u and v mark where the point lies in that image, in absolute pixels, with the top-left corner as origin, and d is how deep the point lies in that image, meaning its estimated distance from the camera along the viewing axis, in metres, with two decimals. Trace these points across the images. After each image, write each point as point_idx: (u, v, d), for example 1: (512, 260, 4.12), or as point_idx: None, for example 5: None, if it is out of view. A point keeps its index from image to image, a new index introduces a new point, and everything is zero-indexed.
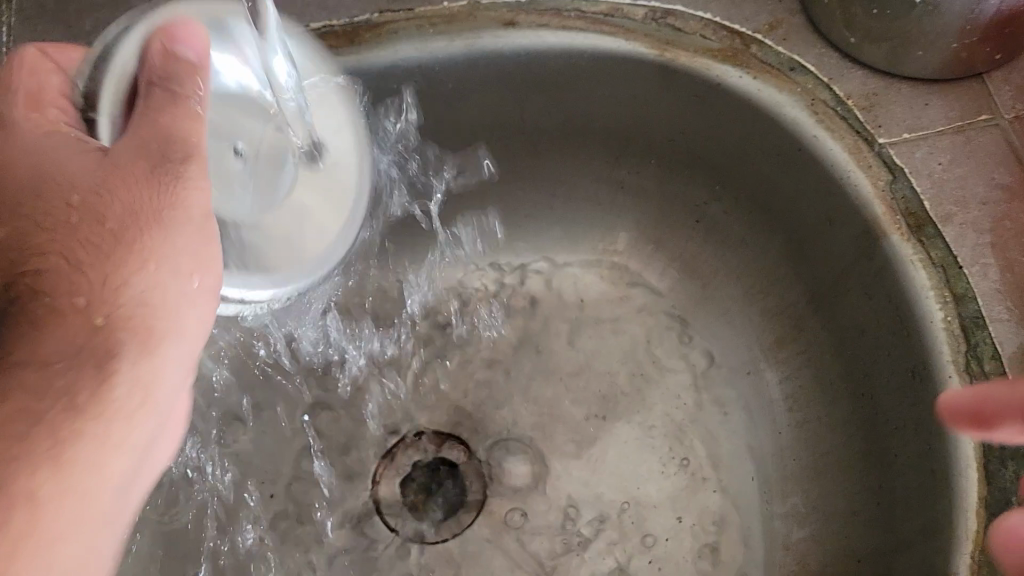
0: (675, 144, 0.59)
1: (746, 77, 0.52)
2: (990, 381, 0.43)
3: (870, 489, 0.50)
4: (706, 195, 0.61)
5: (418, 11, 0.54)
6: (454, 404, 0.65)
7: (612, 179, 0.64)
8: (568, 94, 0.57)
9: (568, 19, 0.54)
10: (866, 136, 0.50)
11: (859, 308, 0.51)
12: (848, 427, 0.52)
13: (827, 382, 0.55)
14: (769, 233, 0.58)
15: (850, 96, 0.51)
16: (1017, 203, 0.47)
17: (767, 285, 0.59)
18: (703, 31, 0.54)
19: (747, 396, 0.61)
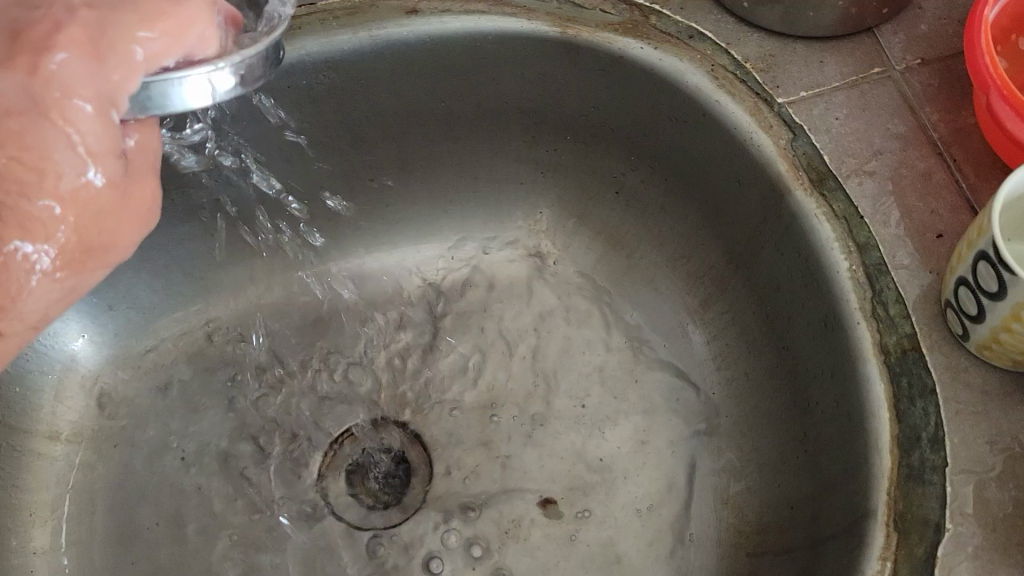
0: (589, 118, 0.60)
1: (648, 47, 0.53)
2: (895, 324, 0.44)
3: (798, 438, 0.51)
4: (623, 165, 0.62)
5: (322, 5, 0.55)
6: (394, 394, 0.66)
7: (532, 158, 0.64)
8: (478, 78, 0.58)
9: (470, 3, 0.55)
10: (765, 97, 0.51)
11: (774, 265, 0.52)
12: (773, 378, 0.54)
13: (752, 339, 0.56)
14: (686, 198, 0.59)
15: (748, 59, 0.52)
16: (913, 150, 0.49)
17: (689, 248, 0.61)
18: (603, 5, 0.55)
19: (678, 359, 0.62)
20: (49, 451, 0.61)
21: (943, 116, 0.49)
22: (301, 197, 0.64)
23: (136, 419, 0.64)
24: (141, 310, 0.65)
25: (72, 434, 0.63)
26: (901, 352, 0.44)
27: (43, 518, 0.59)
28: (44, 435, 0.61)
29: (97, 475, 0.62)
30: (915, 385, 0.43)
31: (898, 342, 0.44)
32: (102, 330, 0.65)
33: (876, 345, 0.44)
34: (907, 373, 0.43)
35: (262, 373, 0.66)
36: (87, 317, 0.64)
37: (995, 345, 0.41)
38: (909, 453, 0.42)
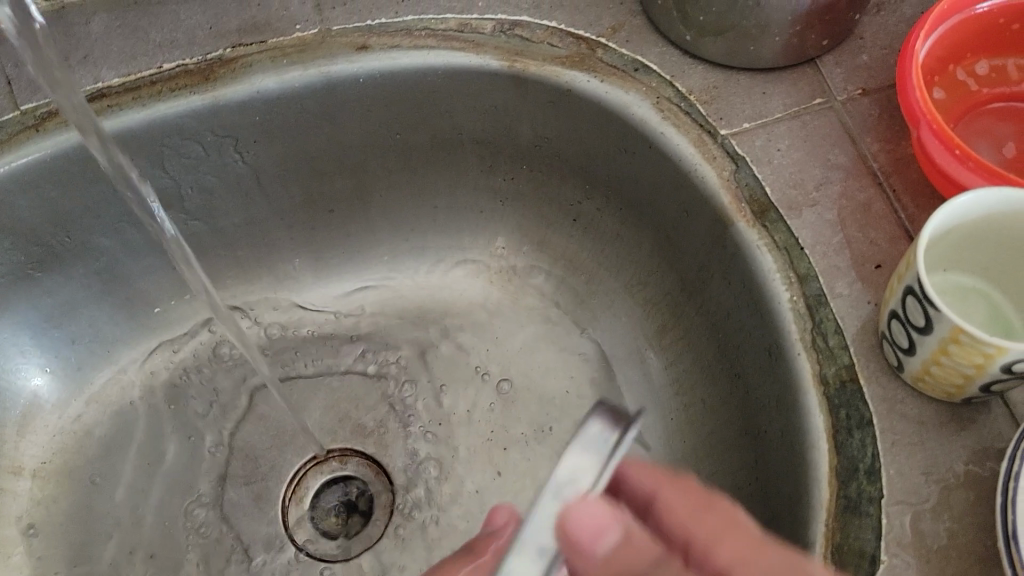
0: (542, 148, 0.60)
1: (594, 81, 0.54)
2: (834, 355, 0.45)
3: (748, 465, 0.52)
4: (579, 194, 0.62)
5: (272, 42, 0.55)
6: (356, 423, 0.66)
7: (490, 187, 0.65)
8: (431, 112, 0.59)
9: (420, 38, 0.56)
10: (709, 129, 0.52)
11: (722, 294, 0.53)
12: (726, 406, 0.55)
13: (705, 366, 0.57)
14: (640, 227, 0.60)
15: (692, 91, 0.53)
16: (853, 181, 0.49)
17: (645, 275, 0.61)
18: (550, 39, 0.56)
19: (637, 384, 0.63)
20: (12, 486, 0.62)
21: (884, 146, 0.50)
22: (260, 229, 0.65)
23: (98, 452, 0.64)
24: (102, 343, 0.66)
25: (36, 469, 0.63)
26: (840, 383, 0.44)
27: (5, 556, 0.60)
28: (7, 469, 0.62)
29: (60, 508, 0.62)
30: (853, 417, 0.44)
31: (838, 373, 0.45)
32: (63, 363, 0.65)
33: (816, 376, 0.45)
34: (845, 405, 0.44)
35: (223, 404, 0.66)
36: (47, 352, 0.64)
37: (927, 377, 0.41)
38: (847, 485, 0.42)
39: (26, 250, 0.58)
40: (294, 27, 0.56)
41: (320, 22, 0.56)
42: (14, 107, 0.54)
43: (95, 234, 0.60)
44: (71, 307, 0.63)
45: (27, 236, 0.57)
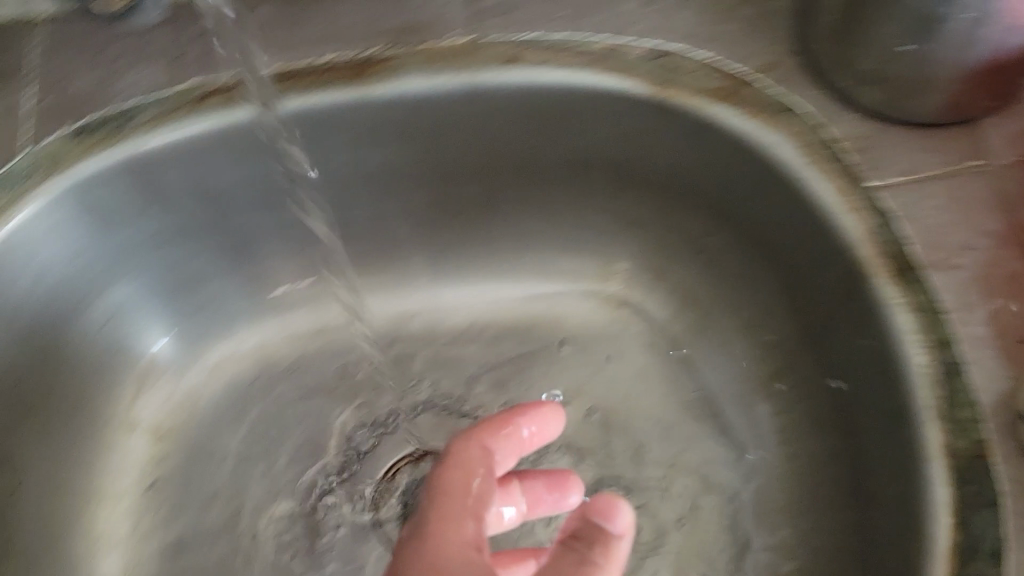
0: (675, 179, 0.60)
1: (741, 117, 0.53)
2: (966, 428, 0.43)
3: (853, 527, 0.50)
4: (705, 228, 0.61)
5: (425, 46, 0.57)
6: (454, 425, 0.67)
7: (616, 211, 0.65)
8: (570, 130, 0.59)
9: (569, 56, 0.56)
10: (856, 178, 0.50)
11: (847, 346, 0.51)
12: (836, 463, 0.53)
13: (817, 419, 0.55)
14: (764, 269, 0.58)
15: (844, 138, 0.52)
16: (1005, 250, 0.48)
17: (763, 318, 0.60)
18: (702, 70, 0.55)
19: (742, 427, 0.62)
20: (125, 441, 0.65)
21: None
22: (386, 226, 0.66)
23: (207, 418, 0.67)
24: (225, 315, 0.68)
25: (150, 427, 0.66)
26: (969, 457, 0.42)
27: (111, 506, 0.63)
28: (122, 425, 0.65)
29: (167, 468, 0.65)
30: (979, 494, 0.41)
31: (967, 448, 0.42)
32: (186, 331, 0.67)
33: (944, 447, 0.43)
34: (973, 481, 0.42)
35: (329, 390, 0.68)
36: (173, 318, 0.66)
37: None
38: (966, 565, 0.40)
39: (169, 219, 0.61)
40: (449, 33, 0.57)
41: (475, 31, 0.57)
42: (173, 85, 0.56)
43: (234, 211, 0.62)
44: (200, 278, 0.65)
45: (172, 206, 0.60)
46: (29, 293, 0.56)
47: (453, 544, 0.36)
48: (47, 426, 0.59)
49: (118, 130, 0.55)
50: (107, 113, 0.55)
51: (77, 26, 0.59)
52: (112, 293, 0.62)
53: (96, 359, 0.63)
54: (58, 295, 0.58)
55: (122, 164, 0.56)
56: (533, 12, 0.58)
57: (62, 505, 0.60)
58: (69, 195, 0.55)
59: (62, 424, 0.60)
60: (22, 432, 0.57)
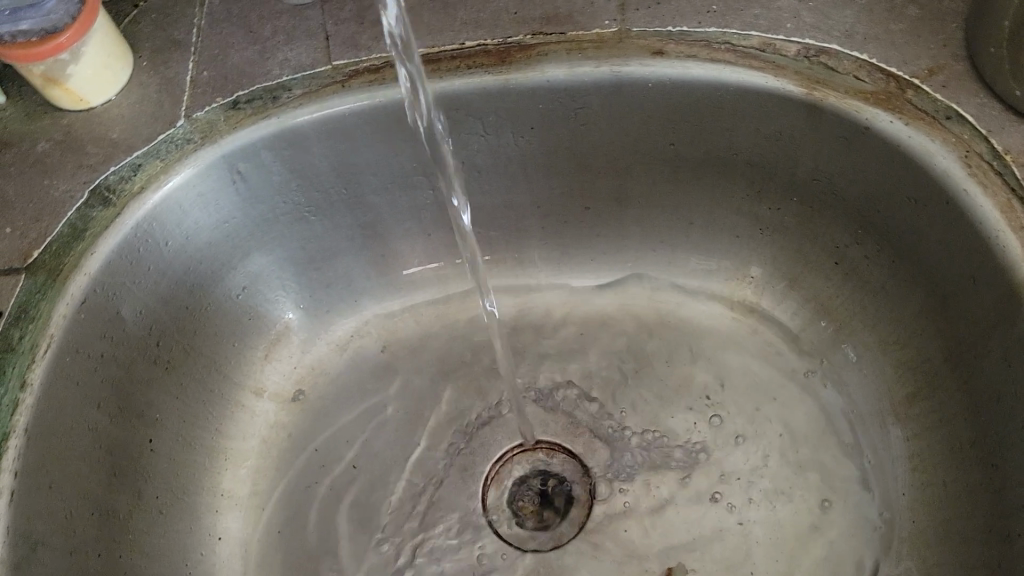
0: (820, 184, 0.57)
1: (898, 122, 0.51)
2: None
3: (990, 567, 0.47)
4: (848, 237, 0.59)
5: (570, 35, 0.56)
6: (569, 419, 0.66)
7: (753, 214, 0.63)
8: (711, 127, 0.57)
9: (719, 51, 0.55)
10: (1021, 194, 0.47)
11: (998, 373, 0.48)
12: (973, 496, 0.50)
13: (956, 447, 0.52)
14: (911, 284, 0.55)
15: (1009, 151, 0.48)
16: None
17: (904, 336, 0.57)
18: (857, 71, 0.53)
19: (872, 449, 0.58)
20: (253, 405, 0.67)
21: None
22: (517, 214, 0.66)
23: (330, 389, 0.69)
24: (353, 290, 0.70)
25: (275, 393, 0.68)
26: None
27: (235, 467, 0.65)
28: (251, 389, 0.67)
29: (289, 434, 0.67)
30: None
31: None
32: (316, 302, 0.70)
33: None
34: None
35: (449, 371, 0.69)
36: (305, 290, 0.69)
37: None
38: None
39: (309, 193, 0.63)
40: (595, 24, 0.56)
41: (620, 21, 0.56)
42: (328, 61, 0.58)
43: (370, 189, 0.63)
44: (333, 253, 0.67)
45: (314, 180, 0.62)
46: (176, 253, 0.59)
47: None
48: (184, 380, 0.62)
49: (268, 105, 0.58)
50: (256, 89, 0.58)
51: (237, 2, 0.62)
52: (251, 260, 0.65)
53: (231, 324, 0.66)
54: (203, 257, 0.61)
55: (272, 137, 0.58)
56: (682, 4, 0.56)
57: (193, 460, 0.62)
58: (220, 163, 0.58)
59: (196, 381, 0.63)
60: (162, 385, 0.60)
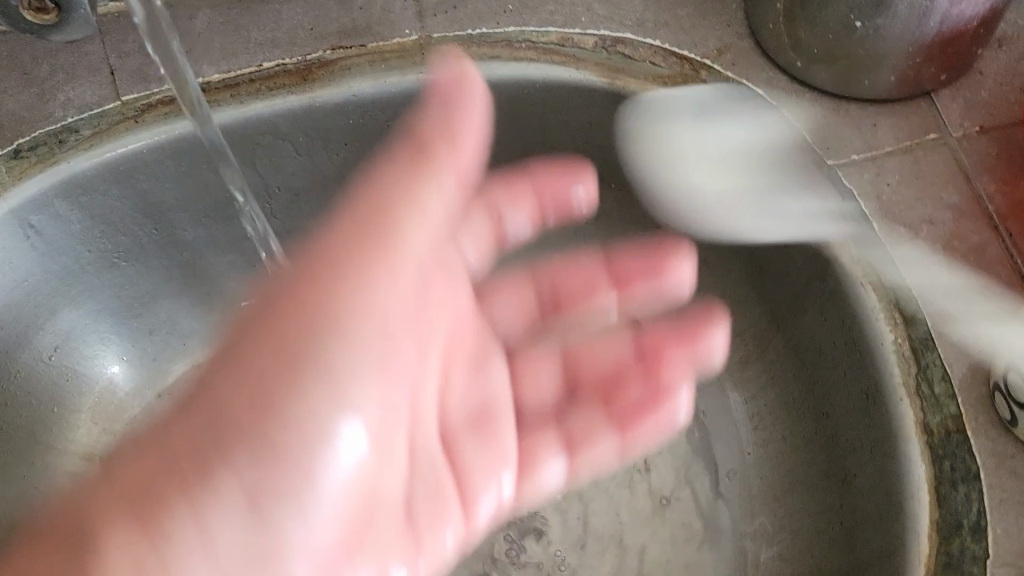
0: (632, 167, 0.59)
1: (696, 100, 0.52)
2: (939, 403, 0.43)
3: (834, 509, 0.51)
4: (666, 216, 0.60)
5: (372, 48, 0.56)
6: None
7: (576, 204, 0.64)
8: (525, 124, 0.58)
9: (519, 50, 0.54)
10: (815, 158, 0.50)
11: (815, 328, 0.51)
12: (812, 445, 0.54)
13: (791, 403, 0.57)
14: (731, 260, 0.60)
15: (798, 119, 0.51)
16: (966, 223, 0.48)
17: (730, 305, 0.60)
18: (653, 56, 0.54)
19: (715, 415, 0.61)
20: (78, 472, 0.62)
21: (1001, 188, 0.49)
22: None
23: None
24: (176, 334, 0.66)
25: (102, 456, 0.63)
26: (944, 433, 0.42)
27: None
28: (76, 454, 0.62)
29: None
30: (958, 469, 0.42)
31: (942, 422, 0.42)
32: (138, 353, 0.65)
33: (919, 424, 0.42)
34: (949, 456, 0.42)
35: None
36: (126, 340, 0.64)
37: None
38: (950, 542, 0.40)
39: (115, 239, 0.59)
40: (396, 34, 0.57)
41: (422, 30, 0.56)
42: (115, 97, 0.56)
43: (180, 226, 0.60)
44: (152, 298, 0.64)
45: (117, 226, 0.58)
46: None
47: (261, 343, 0.42)
48: None
49: (56, 150, 0.54)
50: (39, 135, 0.54)
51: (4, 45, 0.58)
52: (60, 317, 0.60)
53: (38, 388, 0.60)
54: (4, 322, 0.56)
55: (64, 183, 0.53)
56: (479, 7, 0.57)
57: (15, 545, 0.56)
58: (8, 218, 0.53)
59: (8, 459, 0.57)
60: None
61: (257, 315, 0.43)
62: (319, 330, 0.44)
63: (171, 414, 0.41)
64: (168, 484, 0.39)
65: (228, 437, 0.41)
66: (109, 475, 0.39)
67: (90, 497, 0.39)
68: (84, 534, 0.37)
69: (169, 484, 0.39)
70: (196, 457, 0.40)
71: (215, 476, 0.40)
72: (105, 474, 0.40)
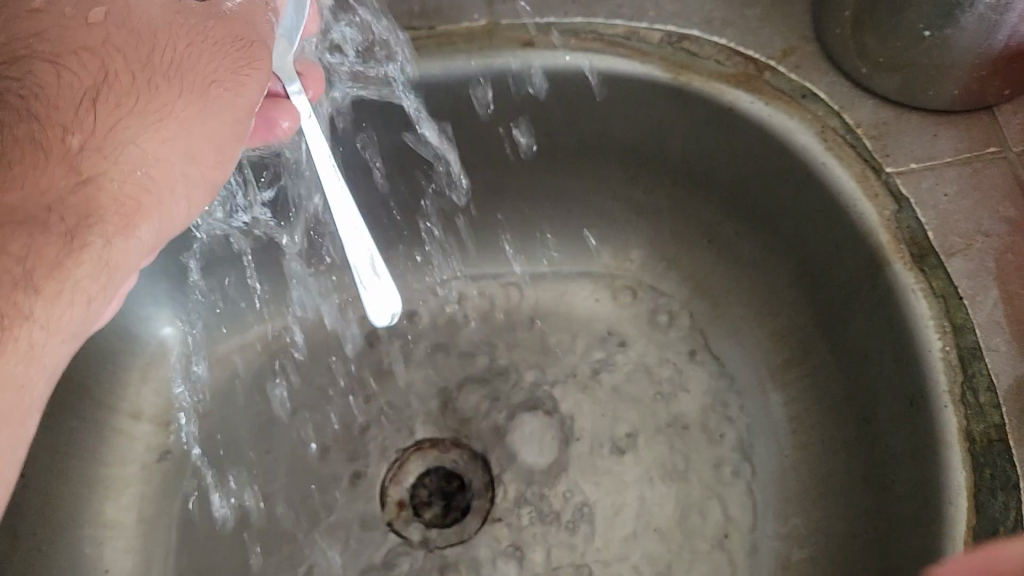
0: (690, 165, 0.59)
1: (758, 103, 0.53)
2: (984, 413, 0.43)
3: (870, 514, 0.49)
4: (719, 215, 0.61)
5: (440, 29, 0.57)
6: (467, 417, 0.65)
7: (629, 198, 0.65)
8: (585, 116, 0.59)
9: (586, 41, 0.56)
10: (874, 164, 0.51)
11: (863, 333, 0.51)
12: (851, 449, 0.52)
13: (829, 405, 0.55)
14: (780, 257, 0.58)
15: (860, 124, 0.52)
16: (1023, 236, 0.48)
17: (776, 306, 0.59)
18: (718, 56, 0.55)
19: (753, 415, 0.61)
20: (130, 429, 0.65)
21: None
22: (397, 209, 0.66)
23: (211, 406, 0.67)
24: (227, 302, 0.69)
25: (153, 416, 0.66)
26: (987, 442, 0.43)
27: (117, 496, 0.62)
28: (126, 413, 0.65)
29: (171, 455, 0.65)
30: (999, 477, 0.42)
31: (986, 432, 0.43)
32: (189, 318, 0.68)
33: (962, 433, 0.43)
34: (991, 464, 0.42)
35: (331, 374, 0.67)
36: (180, 306, 0.67)
37: None
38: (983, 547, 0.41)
39: None
40: (464, 18, 0.57)
41: (489, 15, 0.57)
42: None
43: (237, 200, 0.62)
44: (205, 266, 0.66)
45: None
46: None
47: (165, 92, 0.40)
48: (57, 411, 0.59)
49: None
50: None
51: None
52: None
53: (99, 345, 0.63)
54: None
55: None
56: None
57: (74, 495, 0.60)
58: None
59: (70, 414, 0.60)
60: None
61: (124, 35, 0.40)
62: (256, 62, 0.43)
63: (79, 112, 0.38)
64: (117, 211, 0.38)
65: (162, 133, 0.40)
66: (86, 178, 0.37)
67: (52, 195, 0.37)
68: (46, 267, 0.36)
69: (122, 203, 0.38)
70: (138, 164, 0.39)
71: (150, 220, 0.39)
72: (64, 173, 0.37)
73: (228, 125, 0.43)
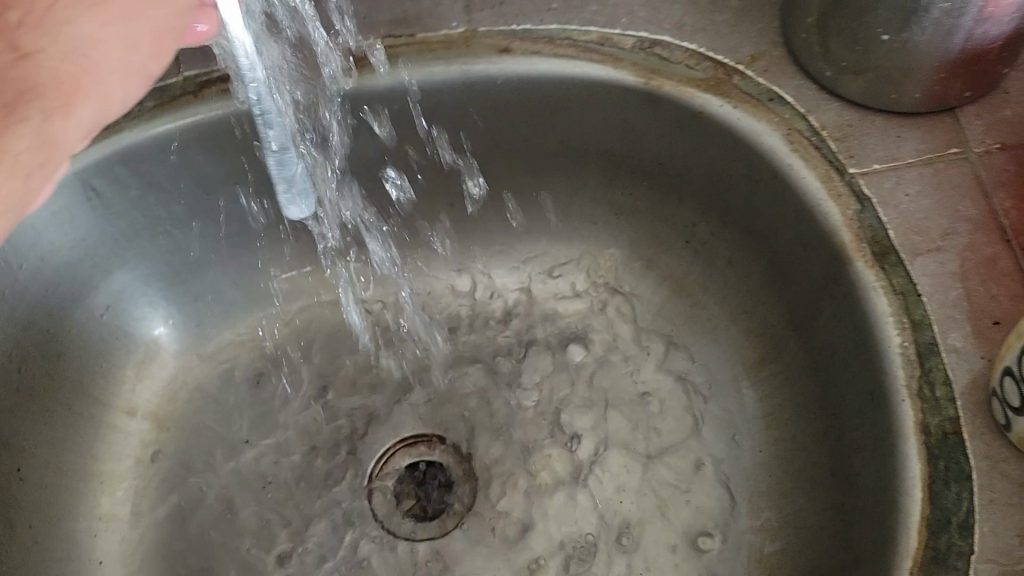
0: (665, 168, 0.61)
1: (727, 106, 0.55)
2: (940, 406, 0.44)
3: (836, 506, 0.50)
4: (695, 216, 0.62)
5: (420, 37, 0.59)
6: (448, 414, 0.67)
7: (608, 200, 0.66)
8: (562, 120, 0.60)
9: (561, 46, 0.58)
10: (837, 165, 0.52)
11: (830, 331, 0.52)
12: (820, 444, 0.53)
13: (800, 402, 0.56)
14: (752, 256, 0.59)
15: (825, 127, 0.53)
16: (981, 235, 0.49)
17: (750, 305, 0.61)
18: (688, 60, 0.57)
19: (729, 411, 0.62)
20: (124, 425, 0.66)
21: (1017, 204, 0.49)
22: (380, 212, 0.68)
23: (203, 403, 0.68)
24: (219, 301, 0.70)
25: (147, 411, 0.67)
26: (942, 434, 0.44)
27: (110, 490, 0.64)
28: (122, 409, 0.67)
29: (163, 451, 0.66)
30: (952, 469, 0.43)
31: (941, 425, 0.44)
32: (185, 317, 0.69)
33: (918, 424, 0.44)
34: (945, 456, 0.43)
35: (318, 373, 0.69)
36: (174, 305, 0.69)
37: None
38: (937, 536, 0.42)
39: (169, 207, 0.63)
40: (443, 26, 0.59)
41: (467, 23, 0.59)
42: (178, 72, 0.59)
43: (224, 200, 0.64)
44: (198, 266, 0.68)
45: (168, 189, 0.61)
46: (32, 275, 0.58)
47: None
48: (52, 406, 0.61)
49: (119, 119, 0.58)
50: None
51: None
52: (112, 277, 0.64)
53: (94, 342, 0.65)
54: (61, 280, 0.61)
55: (121, 152, 0.58)
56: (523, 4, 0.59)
57: (66, 489, 0.61)
58: (71, 181, 0.57)
59: (64, 409, 0.62)
60: (27, 411, 0.59)
61: None
62: None
63: None
64: (57, 91, 0.36)
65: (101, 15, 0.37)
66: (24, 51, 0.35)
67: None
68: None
69: (62, 80, 0.36)
70: (76, 44, 0.37)
71: (87, 102, 0.38)
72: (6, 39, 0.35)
73: (169, 15, 0.40)
